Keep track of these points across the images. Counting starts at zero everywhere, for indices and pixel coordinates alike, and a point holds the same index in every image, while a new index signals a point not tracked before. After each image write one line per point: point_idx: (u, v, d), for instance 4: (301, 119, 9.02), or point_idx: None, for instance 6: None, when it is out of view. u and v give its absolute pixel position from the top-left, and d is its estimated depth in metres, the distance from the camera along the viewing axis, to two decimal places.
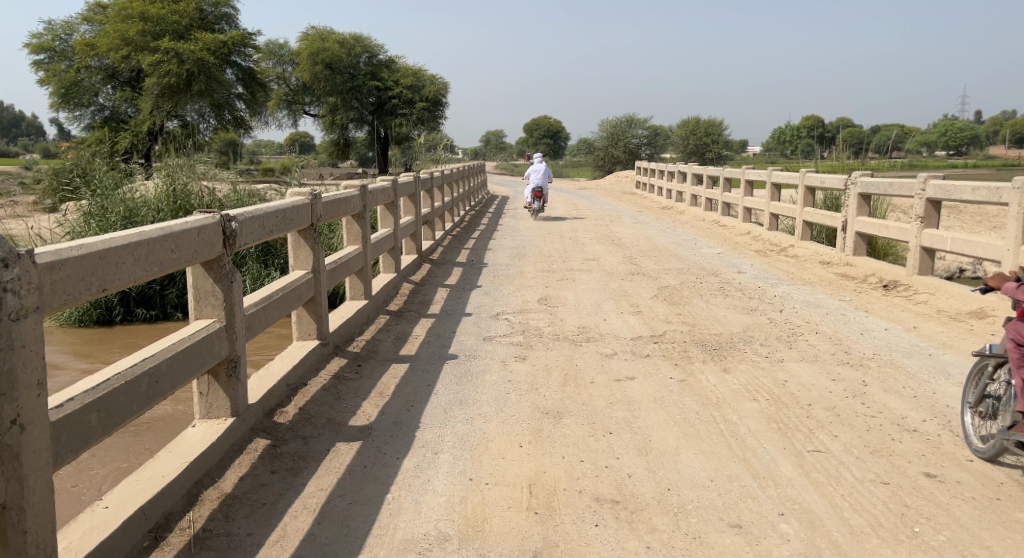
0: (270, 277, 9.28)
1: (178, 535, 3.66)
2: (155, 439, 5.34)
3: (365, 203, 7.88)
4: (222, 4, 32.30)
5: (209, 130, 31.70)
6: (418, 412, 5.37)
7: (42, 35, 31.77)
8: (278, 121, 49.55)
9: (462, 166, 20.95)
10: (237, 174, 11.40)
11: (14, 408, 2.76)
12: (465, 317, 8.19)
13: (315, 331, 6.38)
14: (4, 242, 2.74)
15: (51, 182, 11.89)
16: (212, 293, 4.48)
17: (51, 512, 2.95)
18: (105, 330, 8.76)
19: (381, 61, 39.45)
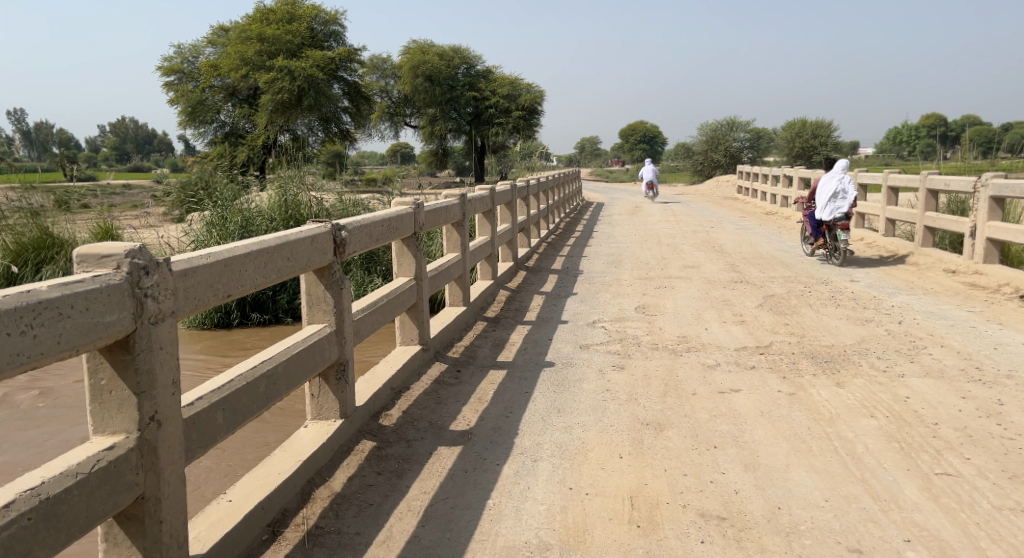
0: (373, 284, 9.52)
1: (293, 531, 3.78)
2: (267, 438, 5.55)
3: (464, 211, 7.96)
4: (331, 22, 33.43)
5: (318, 143, 32.92)
6: (516, 419, 5.37)
7: (169, 58, 33.81)
8: (380, 134, 51.04)
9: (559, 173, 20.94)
10: (343, 185, 11.75)
11: (152, 405, 2.90)
12: (562, 325, 8.16)
13: (418, 336, 6.49)
14: (146, 250, 2.91)
15: (177, 194, 12.53)
16: (323, 299, 4.62)
17: (183, 503, 3.09)
18: (224, 333, 9.17)
19: (479, 72, 40.15)
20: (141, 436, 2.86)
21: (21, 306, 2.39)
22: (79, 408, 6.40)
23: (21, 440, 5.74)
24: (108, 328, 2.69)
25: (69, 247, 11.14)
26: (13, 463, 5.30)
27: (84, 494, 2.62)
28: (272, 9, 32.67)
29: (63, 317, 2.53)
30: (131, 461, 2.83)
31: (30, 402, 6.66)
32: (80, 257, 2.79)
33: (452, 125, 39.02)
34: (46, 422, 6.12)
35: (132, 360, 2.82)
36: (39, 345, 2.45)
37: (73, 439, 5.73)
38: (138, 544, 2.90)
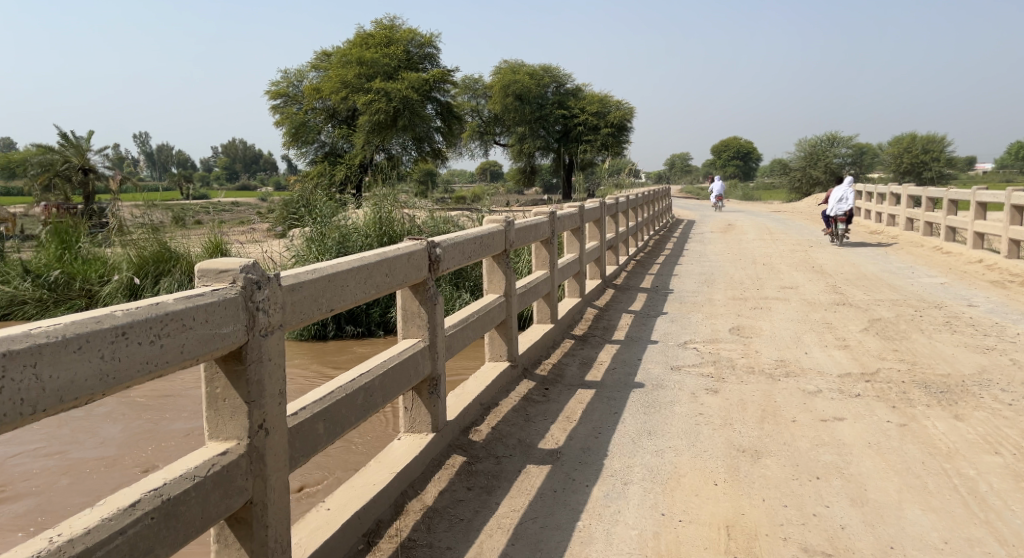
0: (461, 299, 9.58)
1: (387, 542, 3.79)
2: (358, 449, 5.62)
3: (554, 229, 7.92)
4: (426, 44, 34.16)
5: (411, 162, 33.65)
6: (605, 440, 5.25)
7: (276, 82, 35.23)
8: (471, 152, 51.82)
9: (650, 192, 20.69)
10: (435, 202, 11.90)
11: (261, 414, 2.96)
12: (652, 344, 7.99)
13: (506, 352, 6.46)
14: (258, 265, 2.97)
15: (280, 211, 12.97)
16: (418, 314, 4.65)
17: (287, 510, 3.13)
18: (319, 345, 9.39)
19: (569, 90, 40.31)
20: (250, 443, 2.91)
21: (149, 317, 2.46)
22: (184, 416, 6.63)
23: (128, 441, 6.00)
24: (225, 339, 2.76)
25: (185, 260, 11.58)
26: (121, 462, 5.56)
27: (201, 497, 2.69)
28: (372, 34, 33.70)
29: (186, 328, 2.59)
30: (242, 467, 2.88)
31: (138, 405, 6.98)
32: (200, 271, 2.89)
33: (541, 143, 39.17)
34: (152, 425, 6.39)
35: (245, 370, 2.88)
36: (166, 354, 2.52)
37: (176, 441, 5.96)
38: (247, 547, 2.95)
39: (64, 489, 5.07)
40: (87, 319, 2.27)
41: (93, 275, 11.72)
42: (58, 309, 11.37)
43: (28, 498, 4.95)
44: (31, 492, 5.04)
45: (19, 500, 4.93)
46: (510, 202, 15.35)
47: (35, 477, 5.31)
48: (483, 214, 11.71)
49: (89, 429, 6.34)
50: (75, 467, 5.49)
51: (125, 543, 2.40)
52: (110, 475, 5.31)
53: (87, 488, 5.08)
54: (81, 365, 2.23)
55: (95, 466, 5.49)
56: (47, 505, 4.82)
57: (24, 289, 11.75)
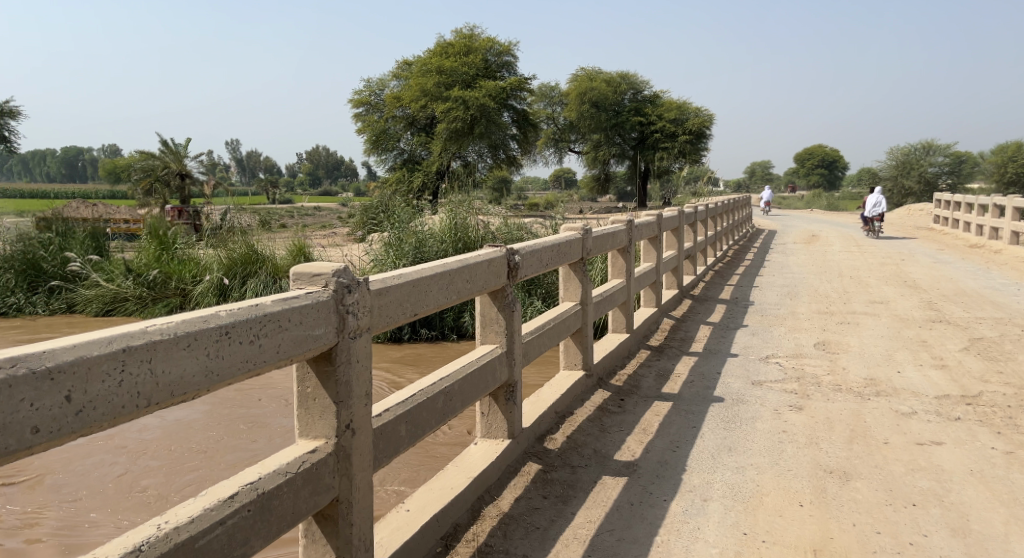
0: (534, 306, 9.62)
1: (464, 546, 3.83)
2: (433, 454, 5.69)
3: (632, 237, 7.84)
4: (504, 53, 34.36)
5: (486, 169, 33.96)
6: (683, 454, 5.17)
7: (359, 91, 36.00)
8: (546, 160, 51.75)
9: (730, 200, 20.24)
10: (509, 209, 11.96)
11: (349, 414, 3.04)
12: (732, 358, 7.82)
13: (582, 361, 6.44)
14: (349, 269, 3.06)
15: (359, 216, 13.26)
16: (497, 321, 4.69)
17: (371, 509, 3.21)
18: (396, 349, 9.56)
19: (647, 97, 39.62)
20: (338, 442, 3.00)
21: (250, 318, 2.56)
22: (264, 413, 6.85)
23: (214, 437, 6.24)
24: (317, 341, 2.86)
25: (270, 263, 11.93)
26: (211, 458, 5.77)
27: (292, 492, 2.78)
28: (452, 43, 34.08)
29: (283, 329, 2.69)
30: (330, 465, 2.97)
31: (224, 401, 7.25)
32: (295, 274, 2.99)
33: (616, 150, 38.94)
34: (237, 423, 6.62)
35: (335, 371, 2.97)
36: (263, 354, 2.62)
37: (259, 440, 6.16)
38: (332, 543, 3.05)
39: (157, 483, 5.30)
40: (195, 318, 2.38)
41: (187, 275, 12.21)
42: (155, 307, 11.98)
43: (124, 490, 5.20)
44: (127, 485, 5.28)
45: (115, 491, 5.18)
46: (585, 210, 15.29)
47: (131, 469, 5.57)
48: (556, 221, 11.68)
49: (180, 423, 6.62)
50: (167, 461, 5.74)
51: (224, 533, 2.51)
52: (199, 471, 5.52)
53: (178, 482, 5.30)
54: (190, 361, 2.33)
55: (186, 461, 5.72)
56: (141, 498, 5.06)
57: (125, 287, 12.40)
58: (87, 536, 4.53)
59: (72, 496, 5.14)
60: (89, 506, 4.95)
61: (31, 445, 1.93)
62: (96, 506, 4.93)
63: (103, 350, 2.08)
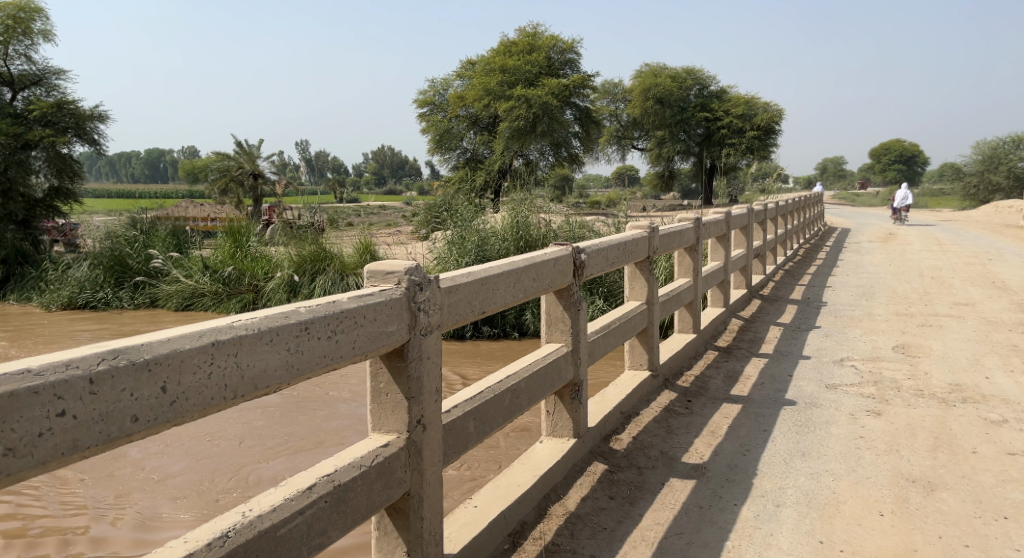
0: (596, 306, 9.60)
1: (532, 544, 3.85)
2: (498, 454, 5.73)
3: (699, 235, 7.74)
4: (568, 50, 34.18)
5: (548, 167, 34.01)
6: (754, 458, 5.07)
7: (423, 91, 36.38)
8: (610, 157, 51.42)
9: (799, 196, 19.75)
10: (570, 207, 11.95)
11: (419, 409, 3.09)
12: (804, 360, 7.64)
13: (647, 361, 6.39)
14: (419, 267, 3.11)
15: (423, 215, 13.41)
16: (562, 319, 4.70)
17: (441, 504, 3.26)
18: (460, 347, 9.65)
19: (713, 92, 38.85)
20: (409, 437, 3.06)
21: (327, 315, 2.63)
22: (332, 409, 7.00)
23: (286, 432, 6.38)
24: (390, 337, 2.92)
25: (338, 260, 12.16)
26: (288, 452, 5.91)
27: (366, 485, 2.85)
28: (515, 41, 34.17)
29: (358, 325, 2.76)
30: (401, 460, 3.03)
31: (295, 397, 7.42)
32: (368, 272, 3.06)
33: (681, 147, 38.42)
34: (307, 418, 6.78)
35: (406, 367, 3.03)
36: (340, 349, 2.69)
37: (330, 435, 6.28)
38: (403, 537, 3.10)
39: (239, 475, 5.46)
40: (277, 314, 2.46)
41: (259, 272, 12.56)
42: (230, 302, 12.34)
43: (202, 482, 5.37)
44: (211, 477, 5.45)
45: (196, 483, 5.35)
46: (648, 207, 15.14)
47: (214, 462, 5.74)
48: (619, 219, 11.58)
49: (254, 416, 6.81)
50: (247, 454, 5.90)
51: (304, 522, 2.58)
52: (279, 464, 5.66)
53: (254, 474, 5.45)
54: (271, 356, 2.40)
55: (266, 454, 5.89)
56: (220, 490, 5.21)
57: (202, 282, 12.81)
58: (163, 524, 4.70)
59: (149, 485, 5.35)
60: (173, 496, 5.13)
61: (132, 432, 1.98)
62: (180, 498, 5.09)
63: (194, 344, 2.14)
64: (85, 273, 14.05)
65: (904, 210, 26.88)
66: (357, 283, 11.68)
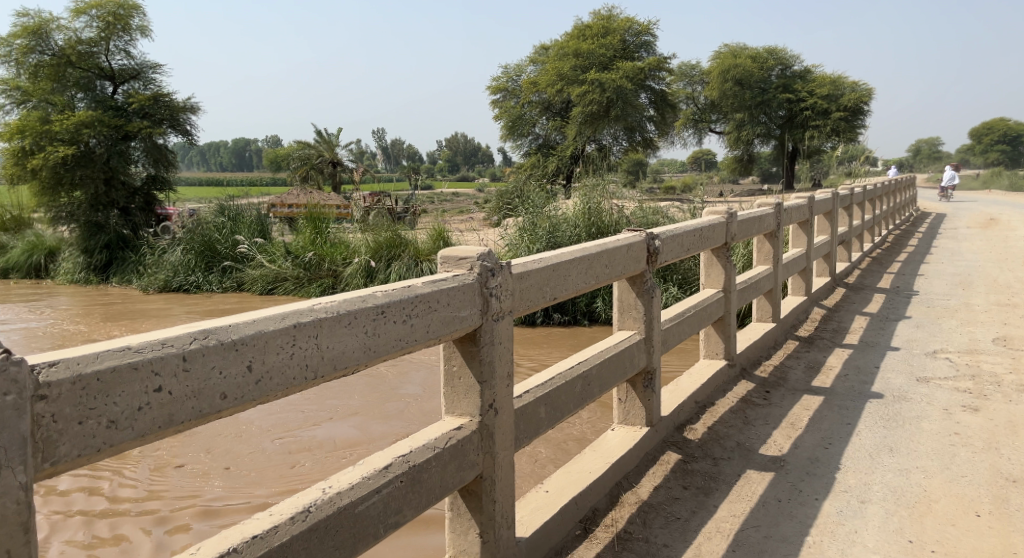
0: (670, 293, 9.51)
1: (604, 531, 3.87)
2: (570, 442, 5.75)
3: (780, 221, 7.56)
4: (643, 32, 33.66)
5: (621, 152, 33.71)
6: (837, 452, 4.96)
7: (497, 77, 36.43)
8: (686, 140, 50.54)
9: (892, 180, 18.98)
10: (644, 193, 11.83)
11: (491, 394, 3.14)
12: (892, 351, 7.41)
13: (723, 351, 6.30)
14: (492, 254, 3.15)
15: (495, 201, 13.48)
16: (635, 306, 4.67)
17: (512, 488, 3.31)
18: (533, 334, 9.69)
19: (797, 73, 37.70)
20: (481, 421, 3.11)
21: (403, 299, 2.70)
22: (406, 392, 7.14)
23: (362, 414, 6.55)
24: (462, 322, 2.97)
25: (412, 246, 12.34)
26: (362, 437, 6.02)
27: (440, 467, 2.92)
28: (589, 25, 33.88)
29: (432, 310, 2.82)
30: (474, 443, 3.09)
31: (370, 379, 7.60)
32: (442, 258, 3.12)
33: (761, 130, 37.45)
34: (383, 400, 6.93)
35: (478, 351, 3.08)
36: (415, 333, 2.75)
37: (405, 418, 6.41)
38: (476, 519, 3.16)
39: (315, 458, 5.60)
40: (354, 298, 2.53)
41: (338, 257, 12.84)
42: (311, 287, 12.71)
43: (281, 461, 5.56)
44: (289, 459, 5.61)
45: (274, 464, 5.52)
46: (725, 192, 14.84)
47: (294, 443, 5.92)
48: (695, 205, 11.40)
49: (331, 399, 7.00)
50: (324, 436, 6.06)
51: (380, 501, 2.66)
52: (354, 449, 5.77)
53: (331, 456, 5.61)
54: (349, 338, 2.48)
55: (341, 437, 6.02)
56: (298, 470, 5.39)
57: (285, 268, 13.22)
58: (245, 501, 4.88)
59: (232, 463, 5.55)
60: (251, 477, 5.30)
61: (221, 409, 2.08)
62: (256, 479, 5.25)
63: (278, 326, 2.23)
64: (178, 257, 14.66)
65: (951, 189, 32.45)
66: (432, 269, 11.84)
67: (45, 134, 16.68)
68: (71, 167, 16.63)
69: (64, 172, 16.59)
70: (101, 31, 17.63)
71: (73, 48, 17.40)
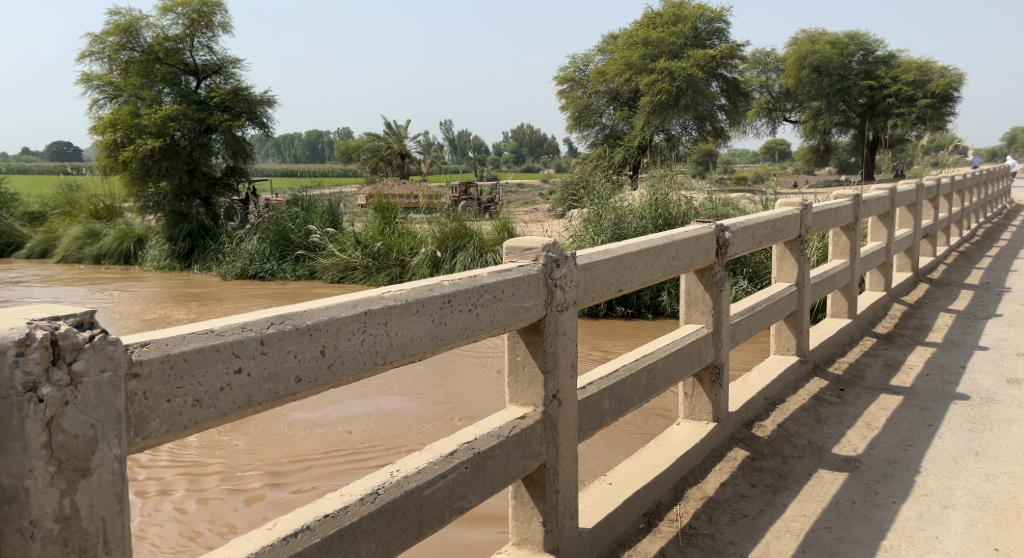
0: (739, 287, 9.36)
1: (669, 526, 3.86)
2: (636, 435, 5.74)
3: (858, 213, 7.36)
4: (715, 19, 33.02)
5: (691, 142, 33.16)
6: (915, 455, 4.83)
7: (564, 67, 36.26)
8: (758, 130, 49.42)
9: (985, 170, 18.17)
10: (713, 184, 11.66)
11: (556, 384, 3.17)
12: (980, 351, 7.14)
13: (795, 347, 6.19)
14: (557, 245, 3.17)
15: (562, 192, 13.46)
16: (702, 299, 4.64)
17: (576, 479, 3.33)
18: (600, 326, 9.67)
19: (879, 58, 36.43)
20: (545, 411, 3.14)
21: (469, 288, 2.75)
22: (473, 382, 7.22)
23: (431, 400, 6.67)
24: (527, 312, 3.01)
25: (478, 237, 12.42)
26: (416, 417, 6.22)
27: (504, 455, 2.96)
28: (660, 13, 33.40)
29: (497, 299, 2.86)
30: (537, 432, 3.12)
31: (437, 366, 7.71)
32: (507, 248, 3.14)
33: (839, 118, 36.37)
34: (450, 387, 7.02)
35: (543, 342, 3.11)
36: (480, 322, 2.80)
37: (471, 406, 6.50)
38: (539, 508, 3.19)
39: (360, 434, 5.86)
40: (422, 287, 2.59)
41: (406, 248, 13.02)
42: (379, 277, 12.95)
43: (349, 442, 5.70)
44: (345, 436, 5.84)
45: (319, 439, 5.81)
46: (801, 183, 14.48)
47: (345, 420, 6.18)
48: (767, 196, 11.19)
49: (398, 384, 7.13)
50: (374, 415, 6.31)
51: (446, 486, 2.72)
52: (391, 426, 6.02)
53: (398, 440, 5.73)
54: (418, 326, 2.54)
55: (397, 417, 6.24)
56: (367, 451, 5.52)
57: (354, 257, 13.48)
58: (316, 481, 5.03)
59: (303, 443, 5.72)
60: (298, 449, 5.60)
61: (296, 392, 2.16)
62: (305, 452, 5.53)
63: (349, 313, 2.30)
64: (253, 246, 15.09)
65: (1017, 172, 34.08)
66: (496, 260, 11.93)
67: (135, 127, 17.33)
68: (158, 159, 17.23)
69: (151, 164, 17.23)
70: (186, 28, 18.25)
71: (161, 44, 18.06)
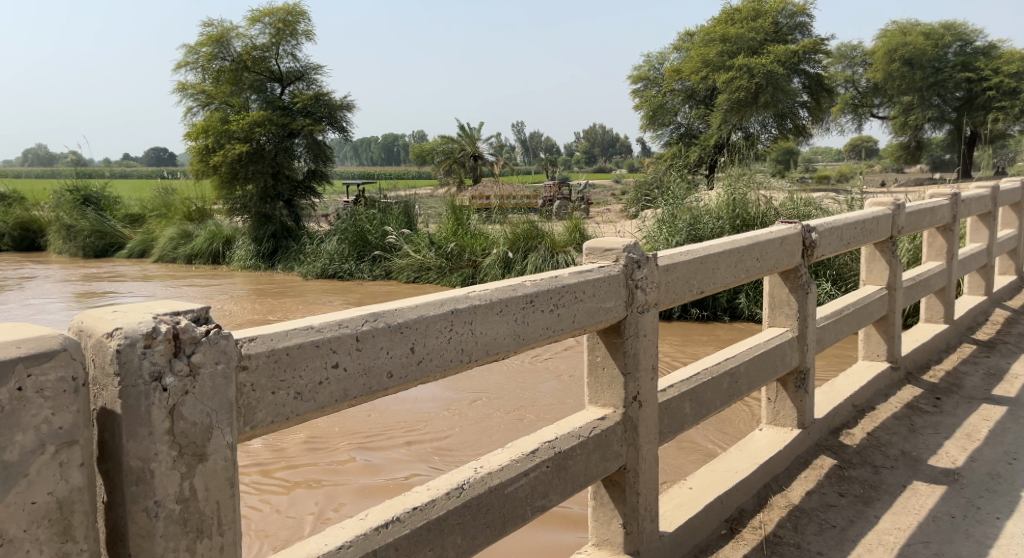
0: (822, 290, 9.12)
1: (752, 532, 3.81)
2: (716, 439, 5.66)
3: (955, 214, 7.06)
4: (798, 14, 32.19)
5: (771, 140, 32.30)
6: (1021, 469, 4.61)
7: (639, 67, 35.95)
8: (843, 127, 47.78)
9: None
10: (794, 182, 11.37)
11: (636, 386, 3.16)
12: None
13: (886, 352, 5.99)
14: (638, 247, 3.17)
15: (637, 193, 13.37)
16: (788, 301, 4.54)
17: (656, 483, 3.32)
18: (677, 327, 9.56)
19: (977, 49, 34.68)
20: (626, 412, 3.15)
21: (551, 289, 2.78)
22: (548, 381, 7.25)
23: (506, 398, 6.73)
24: (608, 313, 3.02)
25: (549, 238, 12.42)
26: (492, 414, 6.29)
27: (585, 455, 2.98)
28: (739, 8, 32.66)
29: (578, 300, 2.88)
30: (618, 434, 3.13)
31: (512, 366, 7.77)
32: (588, 249, 3.16)
33: (932, 113, 34.83)
34: (526, 386, 7.06)
35: (623, 343, 3.12)
36: (561, 323, 2.82)
37: (547, 404, 6.52)
38: (620, 510, 3.20)
39: (437, 430, 5.96)
40: (505, 287, 2.64)
41: (478, 248, 13.14)
42: (453, 277, 13.13)
43: (427, 435, 5.80)
44: (422, 430, 5.94)
45: (398, 431, 5.93)
46: (890, 183, 13.95)
47: (422, 415, 6.29)
48: (852, 196, 10.85)
49: (472, 382, 7.22)
50: (450, 410, 6.40)
51: (528, 483, 2.75)
52: (467, 422, 6.10)
53: (475, 436, 5.80)
54: (501, 325, 2.58)
55: (472, 414, 6.32)
56: (445, 444, 5.60)
57: (429, 257, 13.70)
58: (397, 470, 5.14)
59: (384, 434, 5.86)
60: (378, 440, 5.73)
61: (387, 387, 2.23)
62: (385, 443, 5.65)
63: (437, 311, 2.36)
64: (334, 246, 15.54)
65: None
66: (569, 260, 11.93)
67: (224, 133, 18.02)
68: (244, 164, 17.85)
69: (239, 168, 17.87)
70: (273, 37, 18.90)
71: (249, 53, 18.73)
